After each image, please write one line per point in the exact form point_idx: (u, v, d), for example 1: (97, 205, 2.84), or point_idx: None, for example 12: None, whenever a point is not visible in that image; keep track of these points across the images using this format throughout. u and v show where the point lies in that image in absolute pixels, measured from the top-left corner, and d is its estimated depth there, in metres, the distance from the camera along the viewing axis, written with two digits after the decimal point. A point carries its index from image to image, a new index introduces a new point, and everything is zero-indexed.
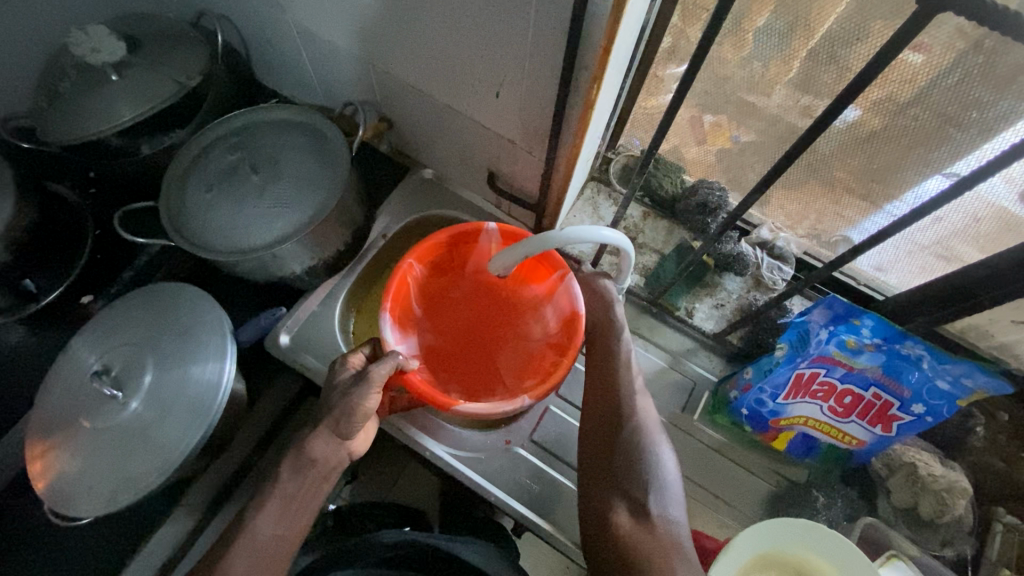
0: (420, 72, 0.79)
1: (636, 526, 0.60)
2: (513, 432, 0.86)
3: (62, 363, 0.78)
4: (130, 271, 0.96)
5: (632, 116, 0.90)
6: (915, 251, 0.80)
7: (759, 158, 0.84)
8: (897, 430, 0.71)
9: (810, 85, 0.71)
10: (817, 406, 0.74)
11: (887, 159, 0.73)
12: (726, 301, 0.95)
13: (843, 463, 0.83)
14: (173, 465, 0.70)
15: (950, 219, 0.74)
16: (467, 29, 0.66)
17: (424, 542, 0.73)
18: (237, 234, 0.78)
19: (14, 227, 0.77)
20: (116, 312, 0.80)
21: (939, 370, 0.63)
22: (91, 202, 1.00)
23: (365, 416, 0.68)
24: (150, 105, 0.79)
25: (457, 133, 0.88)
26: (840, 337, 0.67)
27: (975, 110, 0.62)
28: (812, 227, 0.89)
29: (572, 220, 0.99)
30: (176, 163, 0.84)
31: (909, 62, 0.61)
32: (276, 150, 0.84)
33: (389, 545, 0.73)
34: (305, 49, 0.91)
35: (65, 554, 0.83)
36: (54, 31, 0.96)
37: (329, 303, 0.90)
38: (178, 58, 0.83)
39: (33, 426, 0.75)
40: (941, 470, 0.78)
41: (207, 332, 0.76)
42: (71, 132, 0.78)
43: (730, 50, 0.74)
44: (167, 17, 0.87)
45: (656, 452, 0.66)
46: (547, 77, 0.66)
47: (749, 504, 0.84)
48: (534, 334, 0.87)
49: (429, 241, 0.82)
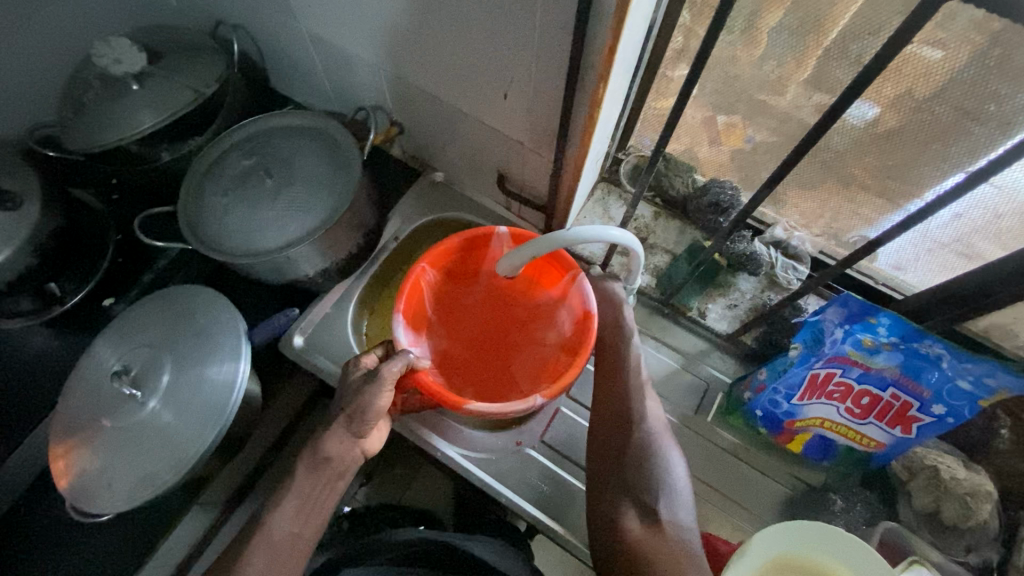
0: (430, 77, 0.80)
1: (647, 531, 0.59)
2: (524, 433, 0.86)
3: (85, 363, 0.80)
4: (149, 274, 0.99)
5: (641, 117, 0.90)
6: (935, 249, 0.78)
7: (773, 157, 0.83)
8: (918, 432, 0.70)
9: (823, 81, 0.70)
10: (833, 407, 0.73)
11: (903, 156, 0.71)
12: (739, 301, 0.93)
13: (862, 465, 0.81)
14: (189, 463, 0.71)
15: (970, 216, 0.72)
16: (475, 31, 0.66)
17: (436, 538, 0.73)
18: (253, 237, 0.80)
19: (41, 232, 0.80)
20: (135, 314, 0.82)
21: (960, 370, 0.61)
22: (114, 208, 1.03)
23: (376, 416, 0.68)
24: (169, 112, 0.81)
25: (467, 136, 0.89)
26: (856, 336, 0.66)
27: (992, 102, 0.60)
28: (827, 226, 0.88)
29: (583, 221, 0.98)
30: (194, 169, 0.86)
31: (925, 56, 0.60)
32: (288, 155, 0.86)
33: (400, 542, 0.73)
34: (318, 56, 0.93)
35: (87, 551, 0.85)
36: (78, 43, 0.99)
37: (342, 305, 0.91)
38: (196, 68, 0.85)
39: (57, 426, 0.77)
40: (964, 473, 0.74)
41: (223, 334, 0.77)
42: (95, 140, 0.80)
43: (740, 48, 0.73)
44: (186, 28, 0.90)
45: (666, 456, 0.65)
46: (554, 77, 0.66)
47: (765, 508, 0.82)
48: (549, 339, 0.86)
49: (441, 247, 0.82)
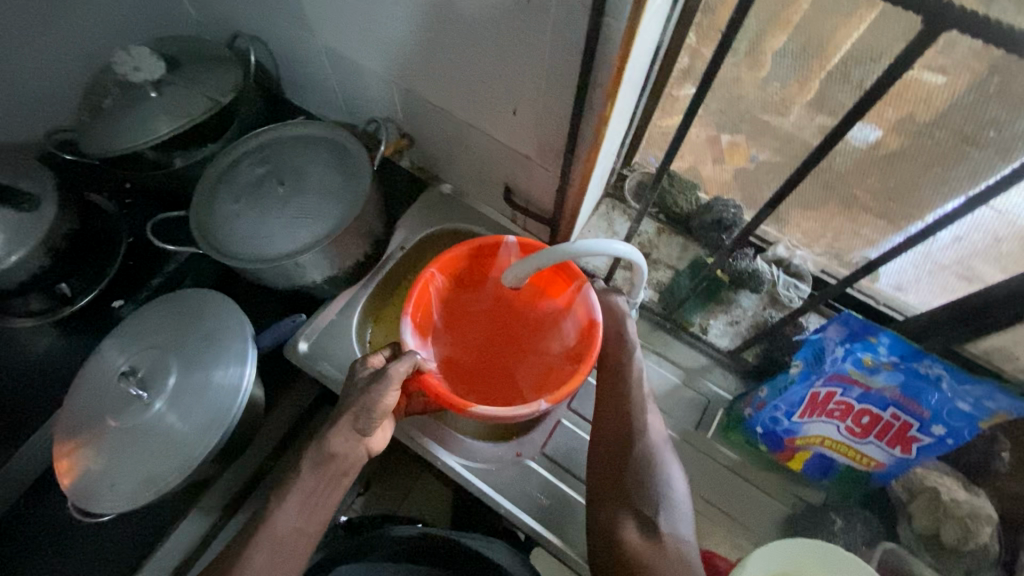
0: (441, 92, 0.82)
1: (647, 543, 0.60)
2: (524, 444, 0.86)
3: (93, 364, 0.81)
4: (158, 278, 1.00)
5: (647, 135, 0.92)
6: (936, 271, 0.79)
7: (776, 176, 0.85)
8: (917, 452, 0.70)
9: (825, 104, 0.71)
10: (833, 426, 0.73)
11: (904, 179, 0.73)
12: (741, 318, 0.94)
13: (862, 486, 0.81)
14: (194, 465, 0.72)
15: (970, 238, 0.73)
16: (487, 49, 0.68)
17: (434, 532, 0.75)
18: (263, 242, 0.82)
19: (56, 232, 0.81)
20: (144, 316, 0.83)
21: (960, 391, 0.62)
22: (126, 212, 1.04)
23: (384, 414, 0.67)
24: (186, 119, 0.83)
25: (475, 149, 0.90)
26: (856, 354, 0.66)
27: (992, 128, 0.61)
28: (829, 246, 0.88)
29: (587, 235, 0.99)
30: (207, 175, 0.87)
31: (927, 82, 0.61)
32: (301, 164, 0.88)
33: (399, 538, 0.75)
34: (333, 69, 0.95)
35: (84, 553, 0.85)
36: (98, 51, 1.02)
37: (347, 312, 0.92)
38: (213, 77, 0.87)
39: (62, 426, 0.77)
40: (964, 495, 0.74)
41: (230, 338, 0.78)
42: (112, 144, 0.82)
43: (744, 70, 0.75)
44: (205, 39, 0.92)
45: (666, 470, 0.66)
46: (563, 95, 0.68)
47: (764, 526, 0.82)
48: (553, 348, 0.87)
49: (451, 253, 0.82)
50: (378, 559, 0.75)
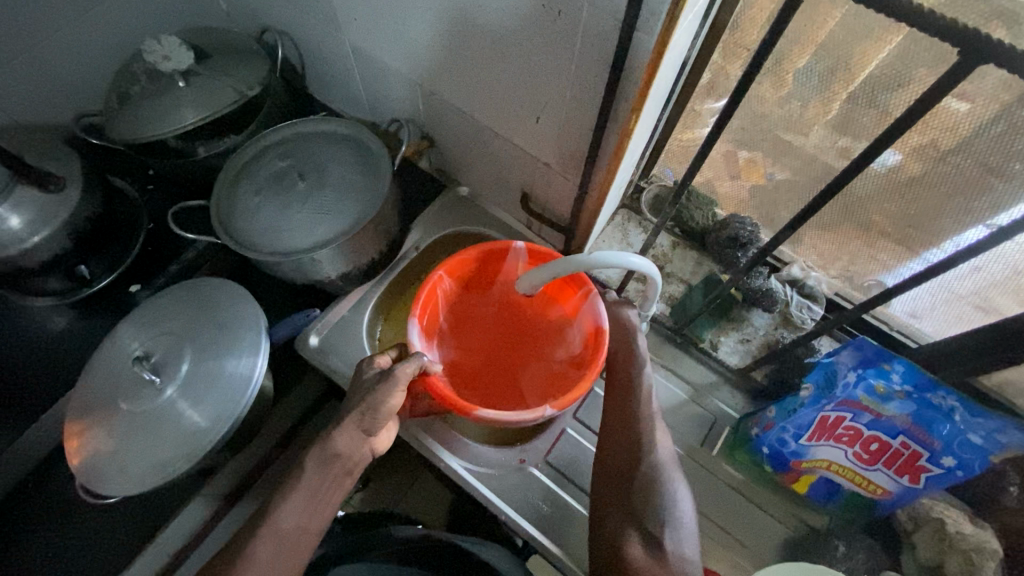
0: (465, 95, 0.83)
1: (650, 560, 0.59)
2: (528, 451, 0.86)
3: (108, 346, 0.82)
4: (176, 265, 1.01)
5: (667, 149, 0.92)
6: (952, 300, 0.78)
7: (794, 196, 0.84)
8: (926, 482, 0.69)
9: (849, 127, 0.71)
10: (841, 451, 0.73)
11: (925, 206, 0.72)
12: (752, 336, 0.94)
13: (865, 513, 0.80)
14: (202, 453, 0.72)
15: (989, 269, 0.72)
16: (513, 57, 0.69)
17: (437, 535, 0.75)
18: (282, 236, 0.82)
19: (79, 215, 0.83)
20: (159, 302, 0.84)
21: (973, 424, 0.62)
22: (148, 198, 1.06)
23: (389, 413, 0.68)
24: (212, 111, 0.84)
25: (495, 154, 0.91)
26: (868, 381, 0.66)
27: (1017, 161, 0.61)
28: (844, 269, 0.88)
29: (601, 245, 0.99)
30: (229, 166, 0.88)
31: (953, 110, 0.61)
32: (321, 160, 0.88)
33: (400, 539, 0.75)
34: (357, 68, 0.96)
35: (88, 533, 0.86)
36: (129, 39, 1.04)
37: (359, 309, 0.93)
38: (240, 70, 0.88)
39: (74, 406, 0.78)
40: (971, 528, 0.72)
41: (244, 328, 0.79)
42: (138, 131, 0.83)
43: (767, 89, 0.75)
44: (233, 31, 0.93)
45: (672, 486, 0.65)
46: (587, 105, 0.68)
47: (765, 547, 0.82)
48: (558, 354, 0.88)
49: (460, 256, 0.83)
50: (377, 559, 0.74)
